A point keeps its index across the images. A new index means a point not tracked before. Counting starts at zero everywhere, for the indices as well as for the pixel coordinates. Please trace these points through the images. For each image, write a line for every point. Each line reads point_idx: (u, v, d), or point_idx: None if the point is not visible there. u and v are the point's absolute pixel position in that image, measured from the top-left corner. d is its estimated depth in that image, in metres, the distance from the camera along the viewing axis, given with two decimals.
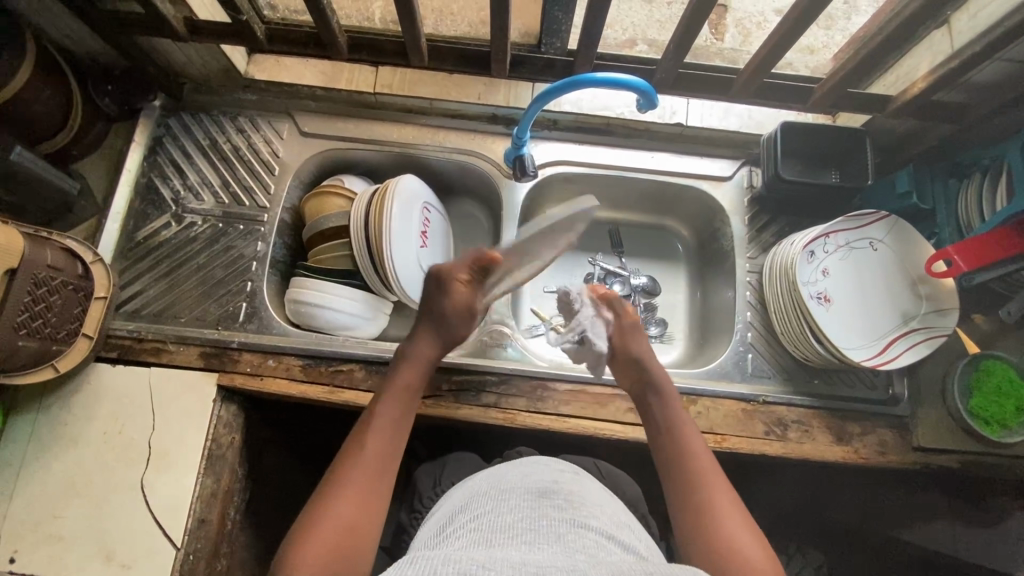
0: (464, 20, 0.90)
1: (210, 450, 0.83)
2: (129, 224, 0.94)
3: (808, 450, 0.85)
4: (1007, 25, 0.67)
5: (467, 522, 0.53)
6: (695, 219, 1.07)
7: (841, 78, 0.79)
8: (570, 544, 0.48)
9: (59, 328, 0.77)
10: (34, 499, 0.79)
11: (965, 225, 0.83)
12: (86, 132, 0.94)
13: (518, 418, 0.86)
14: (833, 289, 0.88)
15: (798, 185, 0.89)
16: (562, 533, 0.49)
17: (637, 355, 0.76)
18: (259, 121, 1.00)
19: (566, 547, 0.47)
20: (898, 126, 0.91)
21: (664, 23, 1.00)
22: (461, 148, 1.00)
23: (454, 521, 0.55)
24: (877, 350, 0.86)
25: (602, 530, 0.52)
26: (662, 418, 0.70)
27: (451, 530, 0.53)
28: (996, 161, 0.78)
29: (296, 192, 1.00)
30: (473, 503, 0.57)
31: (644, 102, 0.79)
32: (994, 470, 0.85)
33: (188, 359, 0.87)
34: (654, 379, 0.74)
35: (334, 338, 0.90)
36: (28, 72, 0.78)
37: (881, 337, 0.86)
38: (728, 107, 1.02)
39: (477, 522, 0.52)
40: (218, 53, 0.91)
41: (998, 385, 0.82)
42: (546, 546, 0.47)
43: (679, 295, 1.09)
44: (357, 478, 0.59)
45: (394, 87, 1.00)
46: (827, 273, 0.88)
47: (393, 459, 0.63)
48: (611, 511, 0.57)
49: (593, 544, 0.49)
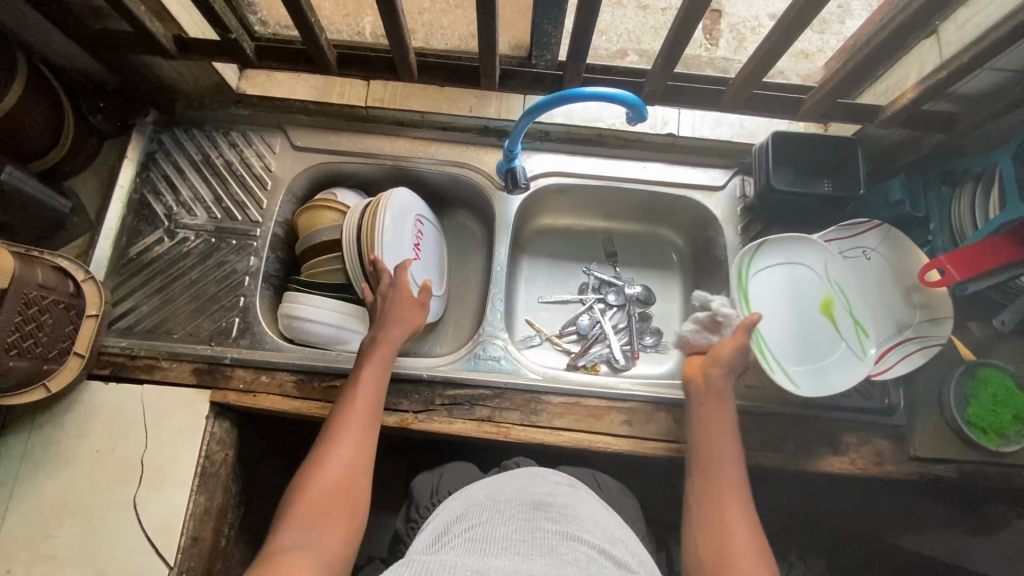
0: (454, 33, 0.88)
1: (204, 467, 0.83)
2: (122, 240, 0.94)
3: (804, 461, 0.85)
4: (994, 36, 0.67)
5: (463, 531, 0.53)
6: (689, 228, 1.07)
7: (830, 89, 0.80)
8: (562, 557, 0.47)
9: (50, 348, 0.76)
10: (26, 519, 0.79)
11: (959, 233, 0.83)
12: (77, 151, 0.94)
13: (512, 432, 0.86)
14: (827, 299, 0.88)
15: (788, 194, 0.90)
16: (554, 545, 0.49)
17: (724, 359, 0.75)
18: (251, 136, 1.00)
19: (558, 560, 0.47)
20: (889, 135, 0.91)
21: (657, 29, 0.98)
22: (453, 161, 1.00)
23: (451, 530, 0.55)
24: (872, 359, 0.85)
25: (594, 544, 0.51)
26: (711, 409, 0.75)
27: (446, 539, 0.53)
28: (989, 168, 0.77)
29: (290, 207, 1.00)
30: (467, 514, 0.56)
31: (632, 116, 0.79)
32: (992, 480, 0.85)
33: (181, 375, 0.87)
34: (722, 394, 0.75)
35: (327, 353, 0.89)
36: (20, 92, 0.79)
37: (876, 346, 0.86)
38: (720, 117, 1.03)
39: (472, 531, 0.52)
40: (209, 70, 0.92)
41: (993, 395, 0.82)
42: (539, 558, 0.47)
43: (674, 305, 1.09)
44: (342, 444, 0.67)
45: (386, 101, 1.02)
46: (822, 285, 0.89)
47: (372, 425, 0.71)
48: (604, 525, 0.57)
49: (585, 557, 0.48)
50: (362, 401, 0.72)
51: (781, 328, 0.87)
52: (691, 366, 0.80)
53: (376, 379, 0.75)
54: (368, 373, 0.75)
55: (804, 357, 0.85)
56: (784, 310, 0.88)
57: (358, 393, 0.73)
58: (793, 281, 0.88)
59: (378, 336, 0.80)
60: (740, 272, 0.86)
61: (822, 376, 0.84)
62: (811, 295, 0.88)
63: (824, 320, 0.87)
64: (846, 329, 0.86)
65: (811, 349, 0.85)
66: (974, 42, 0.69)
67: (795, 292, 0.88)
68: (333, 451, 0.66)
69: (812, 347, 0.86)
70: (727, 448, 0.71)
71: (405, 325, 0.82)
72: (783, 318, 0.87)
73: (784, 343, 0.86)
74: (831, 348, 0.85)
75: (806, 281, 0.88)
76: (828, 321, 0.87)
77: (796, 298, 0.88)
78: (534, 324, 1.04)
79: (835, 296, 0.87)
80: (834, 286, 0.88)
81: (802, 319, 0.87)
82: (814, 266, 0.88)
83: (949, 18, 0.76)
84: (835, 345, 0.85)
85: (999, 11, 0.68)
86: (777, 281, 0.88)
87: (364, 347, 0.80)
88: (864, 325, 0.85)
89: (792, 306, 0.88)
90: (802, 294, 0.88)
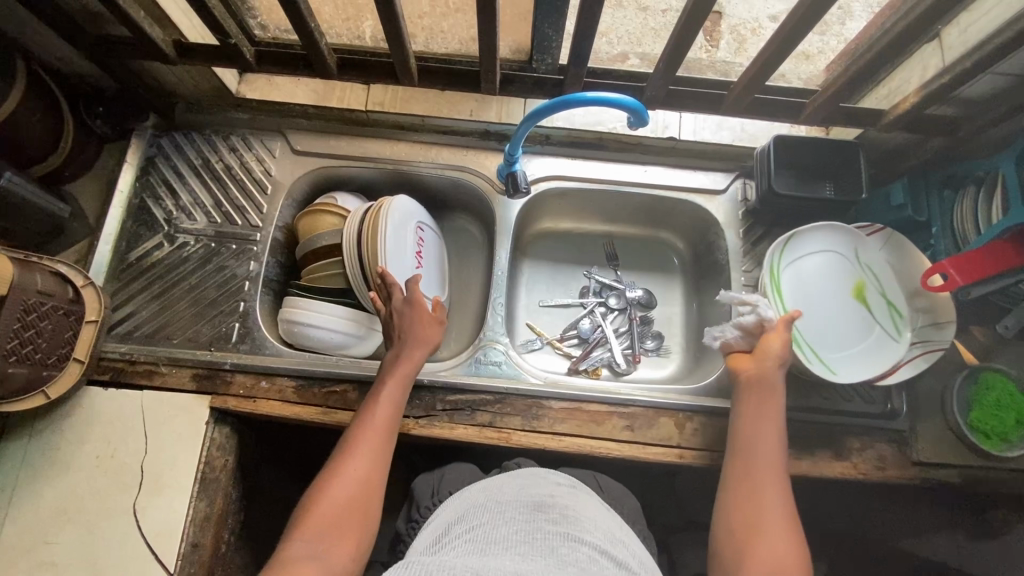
0: (454, 37, 0.87)
1: (203, 473, 0.82)
2: (121, 245, 0.94)
3: (806, 467, 0.85)
4: (996, 41, 0.67)
5: (463, 532, 0.53)
6: (690, 232, 1.07)
7: (832, 93, 0.80)
8: (563, 558, 0.47)
9: (50, 354, 0.76)
10: (25, 526, 0.78)
11: (961, 237, 0.82)
12: (77, 155, 0.94)
13: (513, 437, 0.85)
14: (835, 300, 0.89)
15: (789, 199, 0.89)
16: (555, 546, 0.49)
17: (773, 353, 0.74)
18: (251, 141, 1.00)
19: (559, 561, 0.46)
20: (891, 139, 0.90)
21: (658, 31, 0.98)
22: (453, 164, 1.00)
23: (451, 530, 0.54)
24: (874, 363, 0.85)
25: (595, 545, 0.51)
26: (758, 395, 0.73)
27: (446, 539, 0.52)
28: (992, 173, 0.77)
29: (289, 211, 0.99)
30: (468, 514, 0.56)
31: (634, 120, 0.79)
32: (994, 484, 0.85)
33: (181, 381, 0.86)
34: (774, 383, 0.73)
35: (327, 359, 0.89)
36: (19, 98, 0.79)
37: (878, 350, 0.86)
38: (721, 121, 1.02)
39: (472, 532, 0.52)
40: (209, 75, 0.92)
41: (997, 399, 0.81)
42: (539, 558, 0.47)
43: (675, 309, 1.08)
44: (359, 459, 0.66)
45: (386, 104, 1.00)
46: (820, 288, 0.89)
47: (388, 443, 0.70)
48: (604, 526, 0.56)
49: (586, 558, 0.48)
50: (381, 418, 0.71)
51: (816, 317, 0.88)
52: (737, 359, 0.78)
53: (395, 395, 0.74)
54: (388, 390, 0.74)
55: (839, 343, 0.87)
56: (818, 299, 0.90)
57: (377, 409, 0.72)
58: (824, 268, 0.90)
59: (399, 355, 0.79)
60: (771, 268, 0.88)
61: (858, 358, 0.87)
62: (841, 282, 0.90)
63: (858, 305, 0.89)
64: (879, 313, 0.88)
65: (846, 332, 0.88)
66: (976, 47, 0.69)
67: (828, 280, 0.90)
68: (349, 465, 0.65)
69: (845, 333, 0.88)
70: (767, 430, 0.70)
71: (425, 344, 0.81)
72: (816, 305, 0.89)
73: (820, 332, 0.88)
74: (864, 332, 0.88)
75: (838, 269, 0.90)
76: (862, 305, 0.89)
77: (829, 286, 0.90)
78: (535, 328, 1.04)
79: (866, 280, 0.89)
80: (866, 270, 0.89)
81: (835, 305, 0.89)
82: (843, 252, 0.90)
83: (951, 23, 0.76)
84: (869, 329, 0.88)
85: (1002, 16, 0.67)
86: (807, 270, 0.90)
87: (385, 363, 0.79)
88: (898, 306, 0.87)
89: (825, 294, 0.90)
90: (833, 279, 0.90)
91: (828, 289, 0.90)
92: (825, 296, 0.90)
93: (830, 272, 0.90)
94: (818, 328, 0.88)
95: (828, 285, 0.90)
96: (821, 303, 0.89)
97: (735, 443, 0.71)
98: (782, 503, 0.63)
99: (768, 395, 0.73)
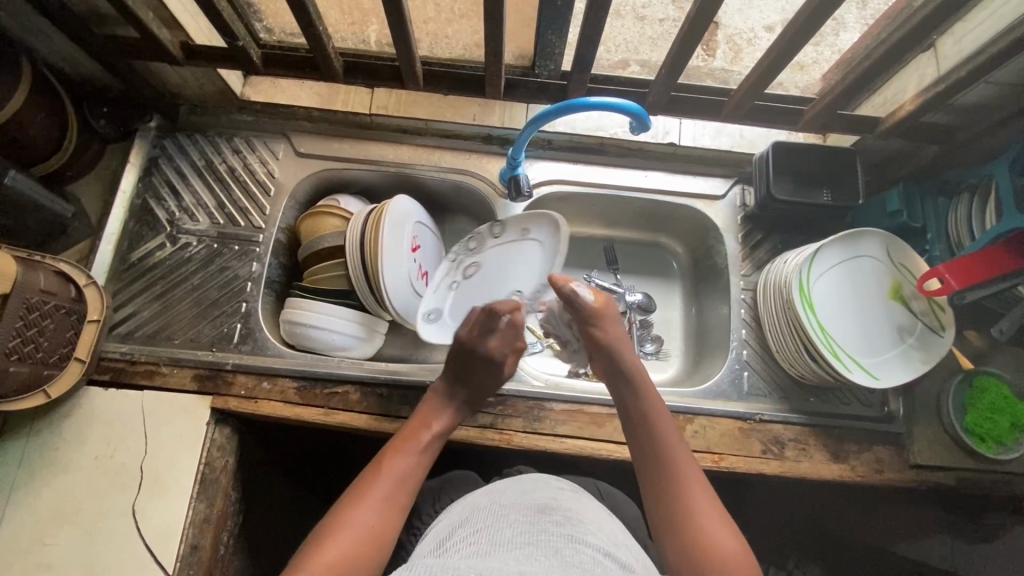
0: (459, 43, 0.88)
1: (203, 473, 0.82)
2: (123, 245, 0.94)
3: (805, 469, 0.85)
4: (991, 51, 0.68)
5: (467, 535, 0.52)
6: (688, 238, 1.08)
7: (829, 101, 0.81)
8: (567, 560, 0.47)
9: (51, 353, 0.76)
10: (22, 528, 0.78)
11: (955, 242, 0.84)
12: (80, 155, 0.94)
13: (514, 439, 0.86)
14: (862, 304, 0.88)
15: (788, 205, 0.91)
16: (559, 547, 0.48)
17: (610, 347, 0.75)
18: (254, 142, 1.00)
19: (563, 563, 0.46)
20: (888, 146, 0.92)
21: (657, 39, 0.95)
22: (457, 168, 1.01)
23: (455, 533, 0.54)
24: (885, 365, 0.86)
25: (599, 546, 0.50)
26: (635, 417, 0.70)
27: (451, 542, 0.52)
28: (985, 180, 0.78)
29: (291, 213, 1.00)
30: (472, 517, 0.55)
31: (636, 125, 0.80)
32: (989, 486, 0.86)
33: (182, 382, 0.86)
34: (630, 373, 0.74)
35: (327, 359, 0.89)
36: (25, 96, 0.79)
37: (894, 352, 0.86)
38: (719, 127, 1.03)
39: (477, 535, 0.51)
40: (214, 76, 0.92)
41: (992, 403, 0.83)
42: (543, 561, 0.46)
43: (674, 312, 1.10)
44: (383, 501, 0.62)
45: (390, 107, 1.01)
46: (836, 293, 0.87)
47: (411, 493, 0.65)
48: (607, 529, 0.55)
49: (590, 560, 0.47)
50: (411, 465, 0.67)
51: (852, 325, 0.87)
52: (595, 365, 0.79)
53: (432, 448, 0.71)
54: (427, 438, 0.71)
55: (878, 350, 0.86)
56: (855, 306, 0.88)
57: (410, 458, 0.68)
58: (854, 274, 0.88)
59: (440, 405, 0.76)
60: (800, 283, 0.85)
61: (900, 362, 0.86)
62: (875, 283, 0.89)
63: (895, 306, 0.88)
64: (919, 309, 0.87)
65: (880, 338, 0.87)
66: (971, 56, 0.71)
67: (863, 284, 0.88)
68: (373, 506, 0.61)
69: (880, 339, 0.87)
70: (666, 424, 0.69)
71: (475, 400, 0.80)
72: (850, 314, 0.87)
73: (860, 339, 0.87)
74: (904, 334, 0.87)
75: (872, 271, 0.88)
76: (900, 306, 0.88)
77: (866, 291, 0.88)
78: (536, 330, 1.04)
79: (901, 279, 0.88)
80: (901, 270, 0.88)
81: (871, 310, 0.88)
82: (877, 256, 0.88)
83: (945, 33, 0.78)
84: (909, 331, 0.87)
85: (996, 27, 0.69)
86: (842, 277, 0.88)
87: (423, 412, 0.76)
88: (939, 301, 0.86)
89: (862, 300, 0.88)
90: (868, 283, 0.88)
91: (865, 294, 0.88)
92: (862, 304, 0.88)
93: (865, 275, 0.88)
94: (856, 334, 0.87)
95: (866, 290, 0.88)
96: (858, 310, 0.88)
97: (636, 426, 0.70)
98: (703, 494, 0.62)
99: (634, 390, 0.72)
